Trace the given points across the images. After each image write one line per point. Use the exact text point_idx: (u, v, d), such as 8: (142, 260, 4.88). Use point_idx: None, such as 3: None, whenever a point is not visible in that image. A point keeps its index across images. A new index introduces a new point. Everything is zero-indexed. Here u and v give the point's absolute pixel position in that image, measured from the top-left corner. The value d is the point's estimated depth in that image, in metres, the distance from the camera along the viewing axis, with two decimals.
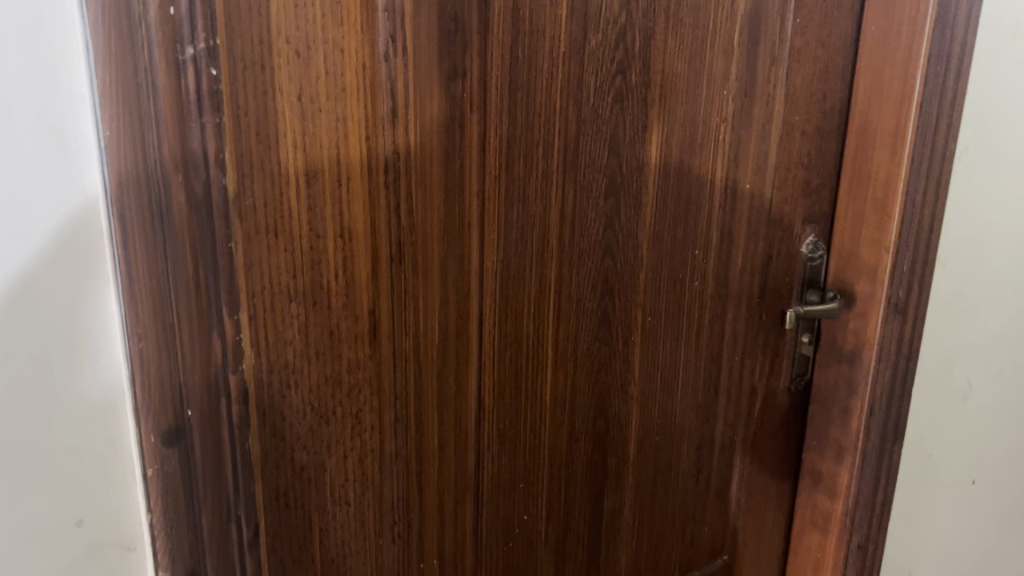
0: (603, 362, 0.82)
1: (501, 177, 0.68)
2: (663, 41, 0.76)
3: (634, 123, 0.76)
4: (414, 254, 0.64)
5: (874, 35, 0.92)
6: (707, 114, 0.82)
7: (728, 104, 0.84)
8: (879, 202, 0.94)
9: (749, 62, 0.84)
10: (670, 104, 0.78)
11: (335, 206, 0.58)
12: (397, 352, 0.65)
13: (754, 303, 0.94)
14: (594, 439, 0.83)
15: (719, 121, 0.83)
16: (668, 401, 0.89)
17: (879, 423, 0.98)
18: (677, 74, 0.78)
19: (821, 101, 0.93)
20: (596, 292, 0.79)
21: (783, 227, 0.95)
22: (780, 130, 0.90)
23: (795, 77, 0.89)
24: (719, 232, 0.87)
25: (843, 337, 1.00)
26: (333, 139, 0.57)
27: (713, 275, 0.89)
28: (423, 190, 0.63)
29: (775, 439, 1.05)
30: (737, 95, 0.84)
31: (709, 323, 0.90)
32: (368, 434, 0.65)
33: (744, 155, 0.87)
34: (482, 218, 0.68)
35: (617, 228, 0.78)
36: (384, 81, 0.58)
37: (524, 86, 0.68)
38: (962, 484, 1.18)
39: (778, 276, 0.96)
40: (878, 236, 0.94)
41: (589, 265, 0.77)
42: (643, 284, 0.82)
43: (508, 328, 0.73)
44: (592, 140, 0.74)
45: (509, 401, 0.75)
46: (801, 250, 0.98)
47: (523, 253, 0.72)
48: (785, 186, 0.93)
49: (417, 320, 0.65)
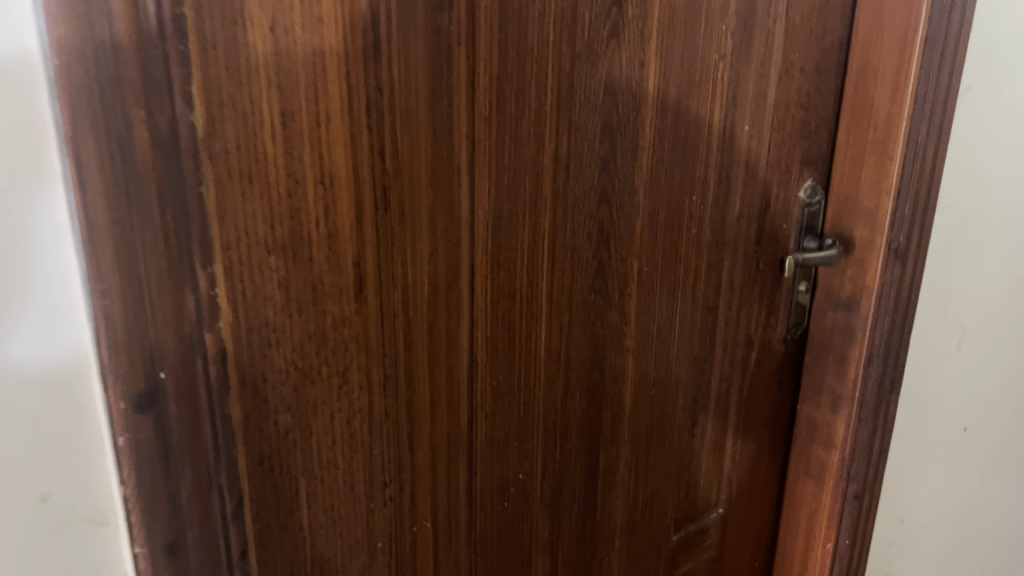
0: (599, 314, 0.78)
1: (493, 119, 0.64)
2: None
3: (631, 57, 0.72)
4: (401, 201, 0.60)
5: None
6: (706, 51, 0.78)
7: (727, 41, 0.79)
8: (879, 144, 0.90)
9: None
10: (667, 38, 0.74)
11: (314, 149, 0.55)
12: (384, 306, 0.61)
13: (751, 251, 0.91)
14: (589, 394, 0.80)
15: (717, 60, 0.79)
16: (665, 351, 0.86)
17: (877, 371, 0.97)
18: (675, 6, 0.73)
19: (821, 38, 0.89)
20: (591, 240, 0.75)
21: (781, 171, 0.91)
22: (779, 68, 0.86)
23: (796, 12, 0.84)
24: (717, 176, 0.84)
25: (840, 285, 0.97)
26: (311, 74, 0.53)
27: (710, 221, 0.85)
28: (409, 132, 0.59)
29: (771, 391, 1.02)
30: (736, 30, 0.80)
31: (706, 272, 0.87)
32: (356, 394, 0.62)
33: (743, 94, 0.83)
34: (472, 162, 0.64)
35: (613, 172, 0.74)
36: (365, 11, 0.54)
37: (516, 17, 0.62)
38: (954, 430, 1.17)
39: (776, 222, 0.93)
40: (878, 179, 0.91)
41: (584, 212, 0.73)
42: (639, 231, 0.79)
43: (501, 280, 0.69)
44: (588, 77, 0.69)
45: (503, 357, 0.71)
46: (800, 196, 0.94)
47: (517, 200, 0.68)
48: (784, 128, 0.89)
49: (405, 271, 0.62)
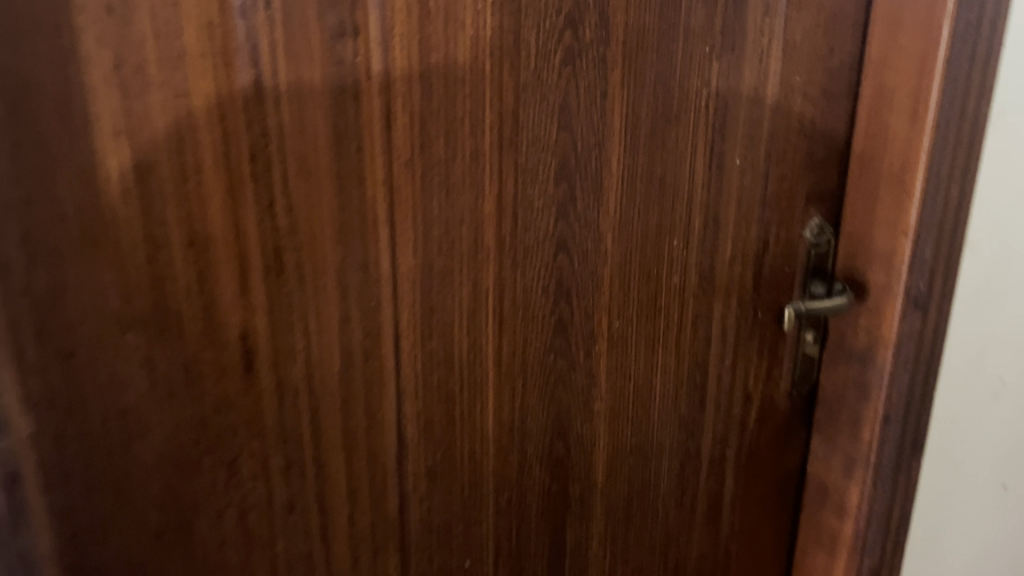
0: (560, 377, 0.69)
1: (415, 163, 0.54)
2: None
3: (590, 86, 0.62)
4: (298, 261, 0.51)
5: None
6: (685, 76, 0.67)
7: (711, 66, 0.69)
8: (897, 178, 0.79)
9: (736, 11, 0.69)
10: (635, 63, 0.64)
11: (180, 205, 0.46)
12: (283, 383, 0.53)
13: (747, 298, 0.81)
14: (551, 466, 0.71)
15: (700, 86, 0.69)
16: (643, 415, 0.77)
17: (895, 434, 0.85)
18: (644, 27, 0.63)
19: (829, 57, 0.78)
20: (547, 295, 0.65)
21: (782, 208, 0.80)
22: (777, 93, 0.75)
23: (795, 29, 0.74)
24: (702, 218, 0.74)
25: (853, 335, 0.85)
26: (172, 119, 0.45)
27: (695, 267, 0.75)
28: (307, 180, 0.50)
29: (776, 451, 0.91)
30: (723, 52, 0.69)
31: (692, 324, 0.77)
32: (249, 484, 0.54)
33: (732, 124, 0.72)
34: (393, 214, 0.54)
35: (572, 218, 0.65)
36: (243, 43, 0.46)
37: (441, 45, 0.53)
38: (995, 491, 1.05)
39: (777, 265, 0.82)
40: (895, 218, 0.80)
41: (537, 264, 0.64)
42: (608, 283, 0.69)
43: (434, 345, 0.59)
44: (536, 111, 0.59)
45: (440, 432, 0.62)
46: (804, 235, 0.83)
47: (452, 255, 0.58)
48: (784, 160, 0.78)
49: (307, 342, 0.53)
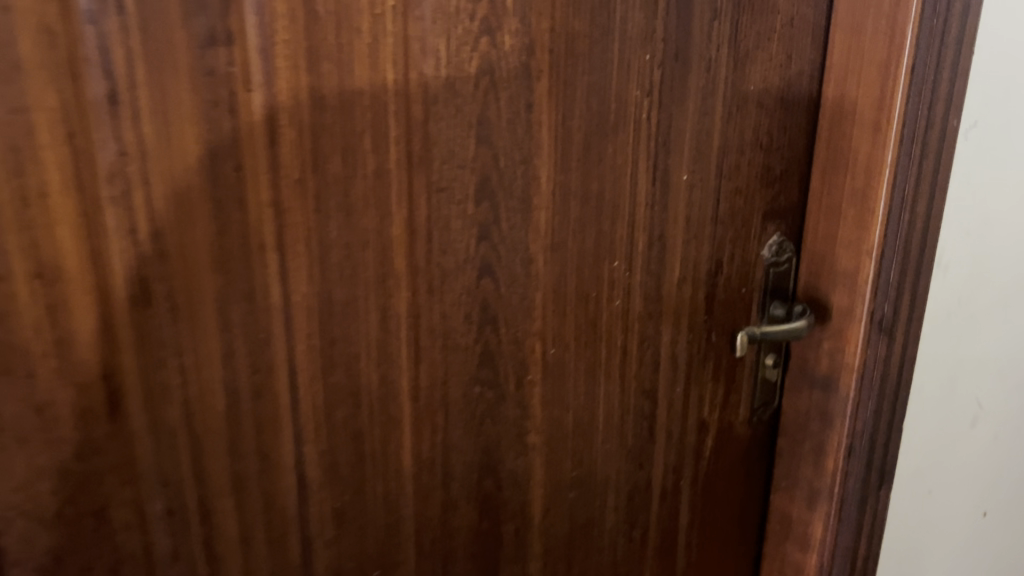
0: (488, 410, 0.64)
1: (308, 182, 0.49)
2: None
3: (514, 97, 0.57)
4: (170, 291, 0.47)
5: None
6: (623, 86, 0.63)
7: (652, 75, 0.64)
8: (859, 194, 0.74)
9: (680, 16, 0.64)
10: (565, 72, 0.59)
11: (23, 233, 0.41)
12: (158, 424, 0.49)
13: (700, 321, 0.76)
14: (481, 504, 0.66)
15: (640, 96, 0.64)
16: (586, 447, 0.72)
17: (861, 465, 0.80)
18: (574, 33, 0.59)
19: (786, 65, 0.73)
20: (470, 322, 0.60)
21: (736, 225, 0.75)
22: (728, 104, 0.70)
23: (747, 34, 0.69)
24: (646, 237, 0.69)
25: (815, 359, 0.80)
26: (8, 137, 0.40)
27: (641, 290, 0.70)
28: (177, 203, 0.45)
29: (736, 480, 0.86)
30: (665, 60, 0.64)
31: (638, 350, 0.72)
32: (123, 535, 0.49)
33: (678, 137, 0.68)
34: (282, 238, 0.49)
35: (496, 239, 0.60)
36: (92, 52, 0.41)
37: (333, 53, 0.48)
38: (971, 518, 1.00)
39: (732, 286, 0.77)
40: (858, 237, 0.75)
41: (457, 289, 0.59)
42: (540, 308, 0.64)
43: (337, 379, 0.55)
44: (450, 125, 0.54)
45: (347, 472, 0.57)
46: (761, 253, 0.78)
47: (356, 282, 0.53)
48: (738, 174, 0.73)
49: (184, 380, 0.49)
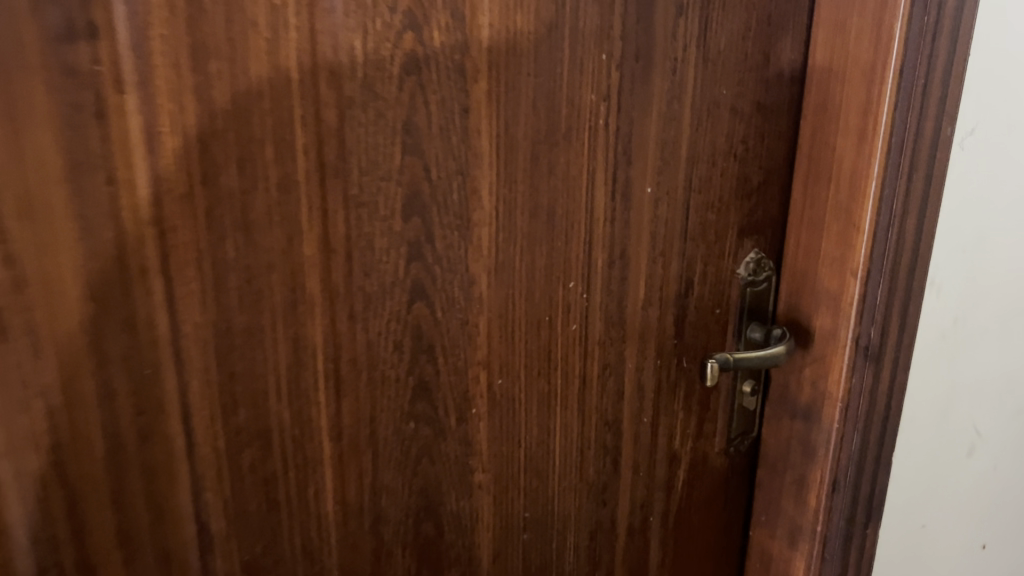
0: (425, 448, 0.57)
1: (196, 197, 0.43)
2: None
3: (447, 102, 0.51)
4: (29, 324, 0.40)
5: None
6: (574, 89, 0.57)
7: (610, 77, 0.58)
8: (842, 209, 0.68)
9: (641, 12, 0.58)
10: (508, 74, 0.53)
11: None
12: (22, 474, 0.42)
13: (668, 345, 0.69)
14: (419, 550, 0.60)
15: (595, 100, 0.58)
16: (541, 484, 0.65)
17: (845, 502, 0.74)
18: (518, 30, 0.52)
19: (763, 67, 0.67)
20: (400, 352, 0.54)
21: (709, 241, 0.69)
22: (697, 109, 0.64)
23: (717, 33, 0.63)
24: (606, 254, 0.63)
25: (796, 387, 0.74)
26: None
27: (601, 312, 0.64)
28: (35, 221, 0.39)
29: (711, 515, 0.79)
30: (624, 61, 0.58)
31: (599, 378, 0.65)
32: None
33: (639, 145, 0.62)
34: (167, 262, 0.43)
35: (431, 260, 0.53)
36: None
37: (224, 51, 0.42)
38: (966, 551, 0.93)
39: (705, 308, 0.71)
40: (841, 255, 0.68)
41: (384, 316, 0.52)
42: (485, 335, 0.58)
43: (242, 417, 0.48)
44: (371, 132, 0.48)
45: (258, 520, 0.51)
46: (738, 273, 0.72)
47: (260, 310, 0.47)
48: (709, 186, 0.67)
49: (51, 424, 0.42)
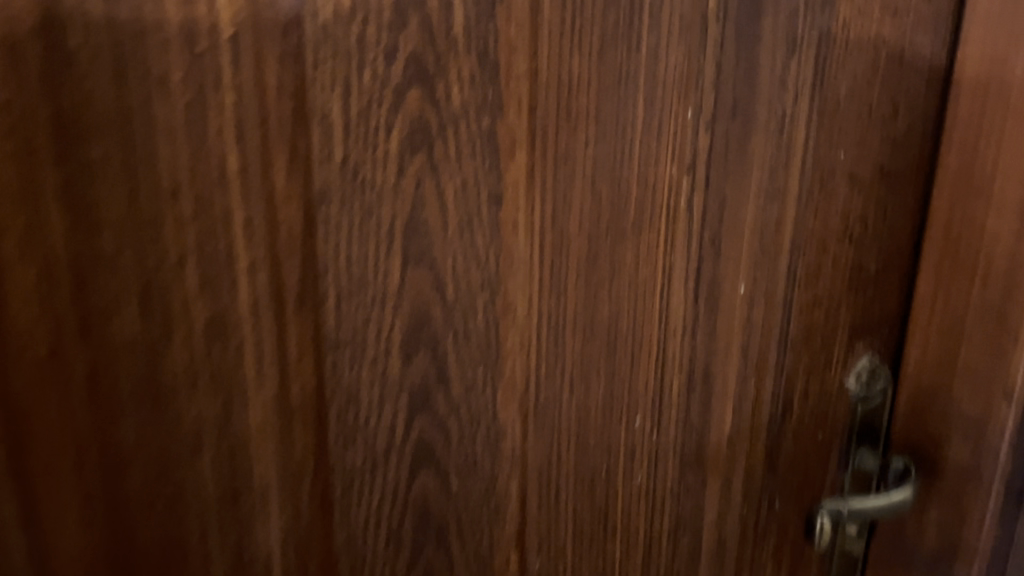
0: None
1: (71, 355, 0.31)
2: (533, 11, 0.34)
3: (469, 186, 0.35)
4: None
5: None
6: (649, 161, 0.40)
7: (695, 143, 0.42)
8: (995, 310, 0.51)
9: (740, 51, 0.41)
10: (558, 143, 0.37)
11: None
12: None
13: (758, 485, 0.52)
14: None
15: (675, 175, 0.42)
16: None
17: None
18: (573, 80, 0.36)
19: (890, 122, 0.50)
20: (396, 545, 0.40)
21: (813, 349, 0.52)
22: (808, 180, 0.47)
23: (837, 79, 0.46)
24: (684, 377, 0.46)
25: (916, 529, 0.57)
26: None
27: (675, 454, 0.47)
28: None
29: None
30: (717, 121, 0.42)
31: (669, 538, 0.49)
32: None
33: (731, 232, 0.45)
34: (25, 446, 0.31)
35: (443, 414, 0.38)
36: None
37: (115, 149, 0.29)
38: None
39: (805, 434, 0.54)
40: (990, 369, 0.52)
41: (371, 494, 0.38)
42: (518, 502, 0.42)
43: None
44: (355, 246, 0.34)
45: None
46: (846, 384, 0.55)
47: (183, 513, 0.34)
48: (817, 278, 0.51)
49: None
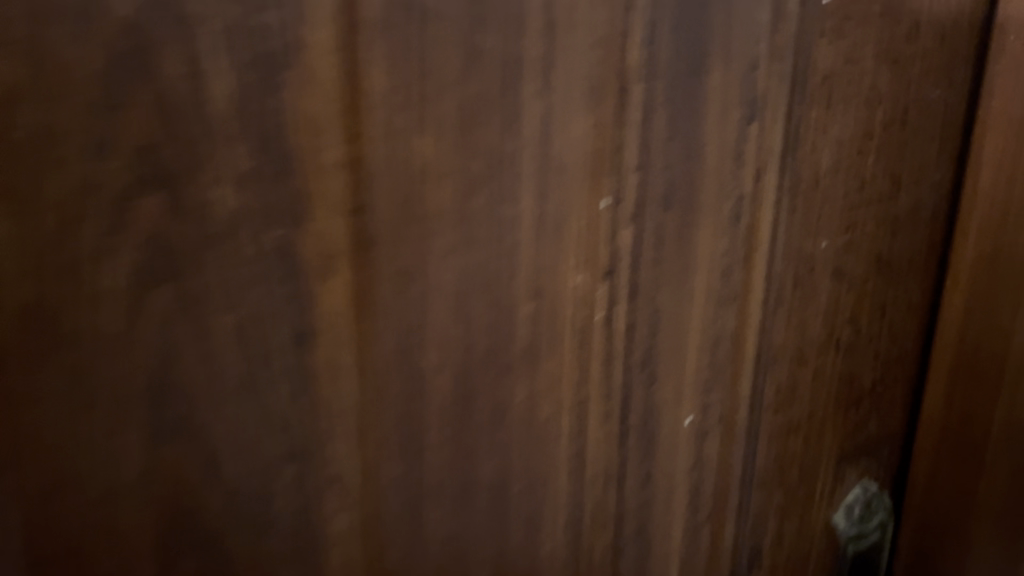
0: None
1: None
2: (349, 77, 0.24)
3: (255, 326, 0.24)
4: None
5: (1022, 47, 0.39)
6: (545, 272, 0.30)
7: (614, 243, 0.31)
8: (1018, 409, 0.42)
9: (676, 120, 0.31)
10: (401, 255, 0.26)
11: None
12: None
13: None
14: None
15: (586, 286, 0.31)
16: None
17: None
18: (420, 170, 0.26)
19: (890, 199, 0.39)
20: None
21: (789, 482, 0.41)
22: (776, 278, 0.36)
23: (818, 150, 0.35)
24: (607, 537, 0.35)
25: None
26: None
27: None
28: None
29: None
30: (645, 213, 0.31)
31: None
32: None
33: (672, 352, 0.34)
34: None
35: None
36: None
37: None
38: None
39: None
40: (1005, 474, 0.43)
41: None
42: None
43: None
44: (59, 417, 0.22)
45: None
46: (834, 520, 0.44)
47: None
48: (793, 397, 0.40)
49: None
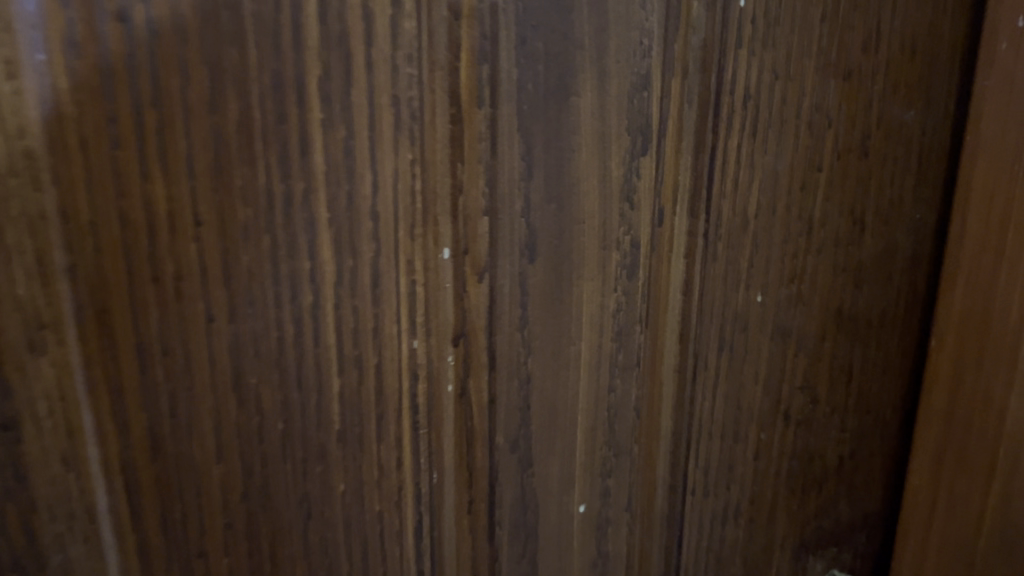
0: None
1: None
2: (47, 112, 0.18)
3: None
4: None
5: (1016, 57, 0.32)
6: (364, 338, 0.24)
7: (461, 300, 0.25)
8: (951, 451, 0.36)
9: (533, 151, 0.25)
10: (147, 333, 0.21)
11: None
12: None
13: None
14: None
15: (427, 353, 0.25)
16: None
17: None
18: (166, 226, 0.20)
19: (852, 244, 0.32)
20: None
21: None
22: (696, 337, 0.30)
23: (745, 185, 0.29)
24: None
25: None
26: None
27: None
28: None
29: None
30: (502, 262, 0.25)
31: None
32: None
33: (553, 427, 0.28)
34: None
35: None
36: None
37: None
38: None
39: None
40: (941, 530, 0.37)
41: None
42: None
43: None
44: None
45: None
46: None
47: None
48: (732, 477, 0.33)
49: None
